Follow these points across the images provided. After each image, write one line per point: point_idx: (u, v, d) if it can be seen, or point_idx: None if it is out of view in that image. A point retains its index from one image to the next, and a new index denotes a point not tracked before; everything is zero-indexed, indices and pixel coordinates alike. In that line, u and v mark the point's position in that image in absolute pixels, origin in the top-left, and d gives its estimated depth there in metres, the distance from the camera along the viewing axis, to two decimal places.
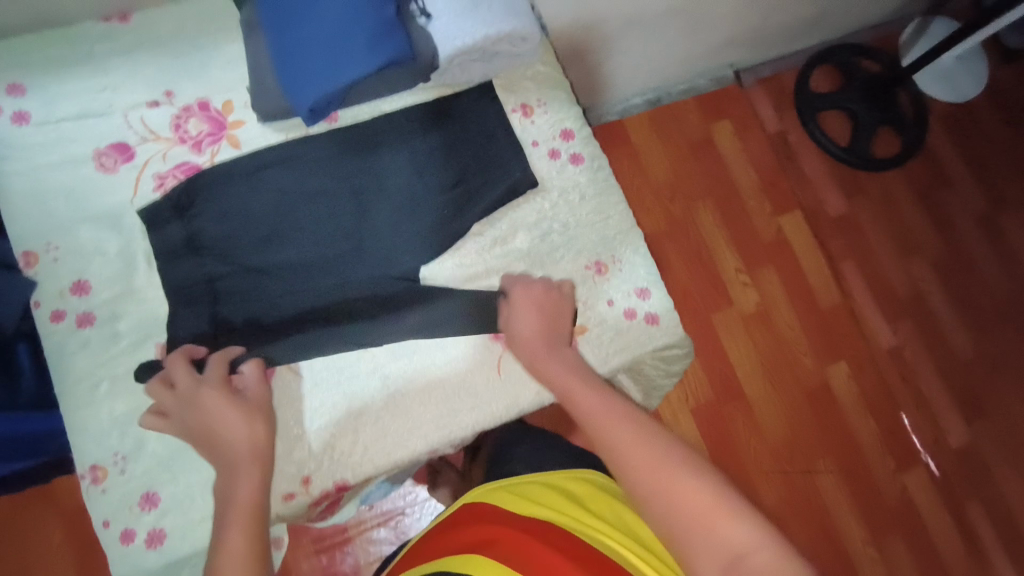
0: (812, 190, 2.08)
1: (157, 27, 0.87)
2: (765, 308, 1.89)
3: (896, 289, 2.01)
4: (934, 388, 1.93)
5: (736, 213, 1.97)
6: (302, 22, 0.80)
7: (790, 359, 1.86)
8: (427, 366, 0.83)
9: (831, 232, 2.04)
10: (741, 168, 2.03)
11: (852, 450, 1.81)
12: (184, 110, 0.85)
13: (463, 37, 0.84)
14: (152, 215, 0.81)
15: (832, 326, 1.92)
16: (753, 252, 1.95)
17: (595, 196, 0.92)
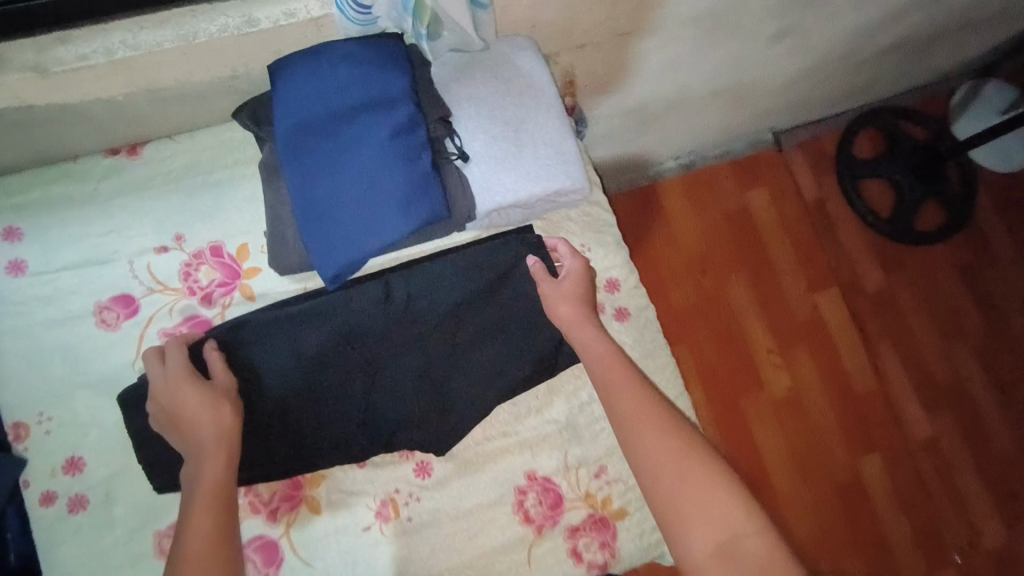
0: (847, 261, 1.84)
1: (169, 161, 0.79)
2: (798, 395, 1.72)
3: (941, 378, 1.80)
4: (977, 485, 1.74)
5: (772, 287, 1.77)
6: (330, 177, 0.73)
7: (822, 445, 1.69)
8: (452, 554, 0.77)
9: (870, 312, 1.82)
10: (777, 238, 1.81)
11: (878, 546, 1.65)
12: (195, 256, 0.78)
13: (504, 193, 0.77)
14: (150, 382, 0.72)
15: (866, 412, 1.73)
16: (786, 332, 1.75)
17: (640, 358, 0.85)
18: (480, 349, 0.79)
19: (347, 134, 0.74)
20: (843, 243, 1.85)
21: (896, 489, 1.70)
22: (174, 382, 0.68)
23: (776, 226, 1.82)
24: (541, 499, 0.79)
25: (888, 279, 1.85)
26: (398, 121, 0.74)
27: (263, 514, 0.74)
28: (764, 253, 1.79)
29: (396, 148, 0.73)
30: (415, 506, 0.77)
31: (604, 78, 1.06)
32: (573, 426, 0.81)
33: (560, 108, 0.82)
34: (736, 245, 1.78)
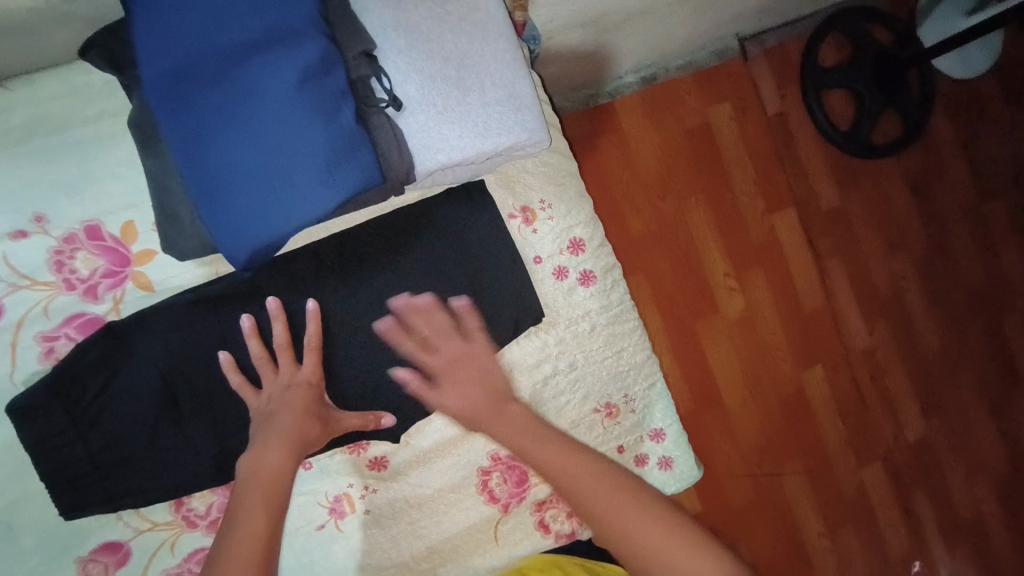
0: (806, 176, 1.48)
1: (6, 117, 0.61)
2: (753, 317, 1.42)
3: (875, 288, 1.53)
4: (896, 386, 1.54)
5: (731, 208, 1.41)
6: (227, 137, 0.58)
7: (772, 364, 1.43)
8: (412, 541, 0.72)
9: (821, 226, 1.50)
10: (738, 150, 1.42)
11: (821, 454, 1.45)
12: (67, 241, 0.63)
13: (449, 150, 0.65)
14: (26, 400, 0.59)
15: (812, 329, 1.46)
16: (742, 251, 1.42)
17: (607, 325, 0.77)
18: None
19: (244, 81, 0.58)
20: (799, 150, 1.48)
21: (845, 409, 1.47)
22: (268, 380, 0.64)
23: (737, 129, 1.43)
24: (506, 478, 0.75)
25: (843, 190, 1.51)
26: (307, 62, 0.58)
27: (201, 527, 0.66)
28: (721, 155, 1.41)
29: (308, 98, 0.58)
30: (372, 498, 0.71)
31: None
32: (536, 402, 0.75)
33: (511, 38, 0.67)
34: (696, 159, 1.39)
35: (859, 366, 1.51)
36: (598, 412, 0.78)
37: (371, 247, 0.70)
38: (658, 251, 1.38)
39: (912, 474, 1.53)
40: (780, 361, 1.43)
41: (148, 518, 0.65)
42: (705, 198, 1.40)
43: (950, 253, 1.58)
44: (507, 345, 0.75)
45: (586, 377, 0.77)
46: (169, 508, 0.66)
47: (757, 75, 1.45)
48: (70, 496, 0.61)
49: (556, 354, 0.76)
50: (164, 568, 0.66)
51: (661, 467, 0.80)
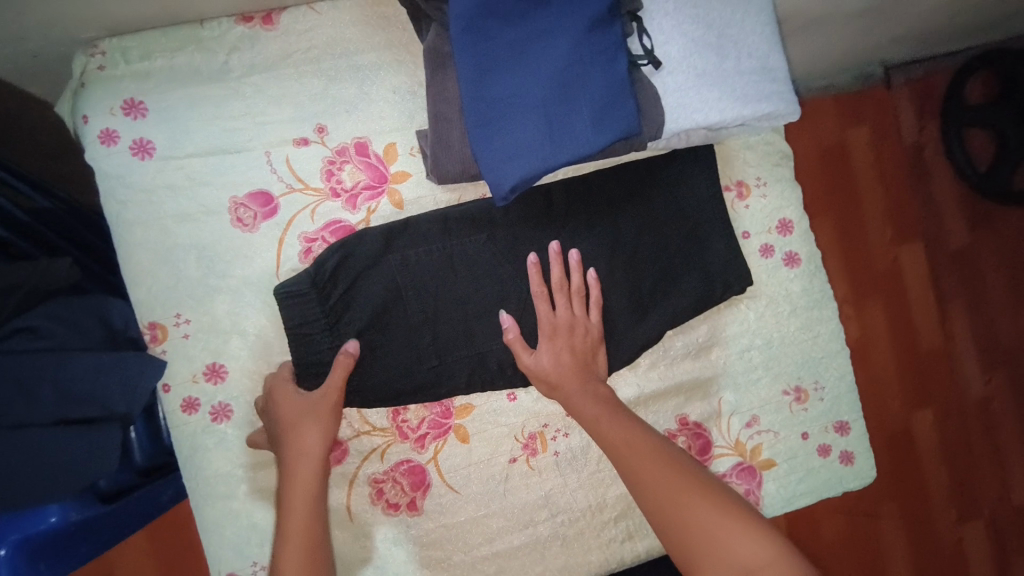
0: (936, 211, 1.37)
1: (310, 36, 0.67)
2: (865, 345, 1.31)
3: (1000, 337, 1.39)
4: (1014, 445, 1.38)
5: (856, 228, 1.31)
6: (512, 75, 0.62)
7: (880, 399, 1.31)
8: (597, 486, 0.74)
9: (948, 266, 1.38)
10: (870, 171, 1.32)
11: (919, 503, 1.31)
12: (338, 153, 0.68)
13: (706, 112, 0.66)
14: (293, 291, 0.63)
15: (929, 369, 1.33)
16: (864, 276, 1.31)
17: (806, 310, 0.77)
18: (647, 279, 0.73)
19: (538, 23, 0.62)
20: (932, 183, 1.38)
21: (954, 460, 1.33)
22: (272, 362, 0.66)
23: (875, 153, 1.33)
24: (691, 444, 0.75)
25: (976, 231, 1.40)
26: (596, 11, 0.61)
27: (411, 441, 0.69)
28: (853, 176, 1.31)
29: (592, 46, 0.62)
30: (563, 441, 0.74)
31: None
32: (728, 375, 0.76)
33: (774, 14, 0.69)
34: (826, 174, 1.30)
35: (972, 418, 1.37)
36: (786, 394, 0.77)
37: (597, 201, 0.72)
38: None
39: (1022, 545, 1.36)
40: (889, 399, 1.31)
41: (367, 421, 0.69)
42: (832, 218, 1.30)
43: None
44: (710, 312, 0.75)
45: (779, 357, 0.77)
46: (386, 415, 0.69)
47: (903, 106, 1.35)
48: (313, 380, 0.65)
49: (755, 329, 0.76)
50: (371, 472, 0.69)
51: (841, 461, 0.78)
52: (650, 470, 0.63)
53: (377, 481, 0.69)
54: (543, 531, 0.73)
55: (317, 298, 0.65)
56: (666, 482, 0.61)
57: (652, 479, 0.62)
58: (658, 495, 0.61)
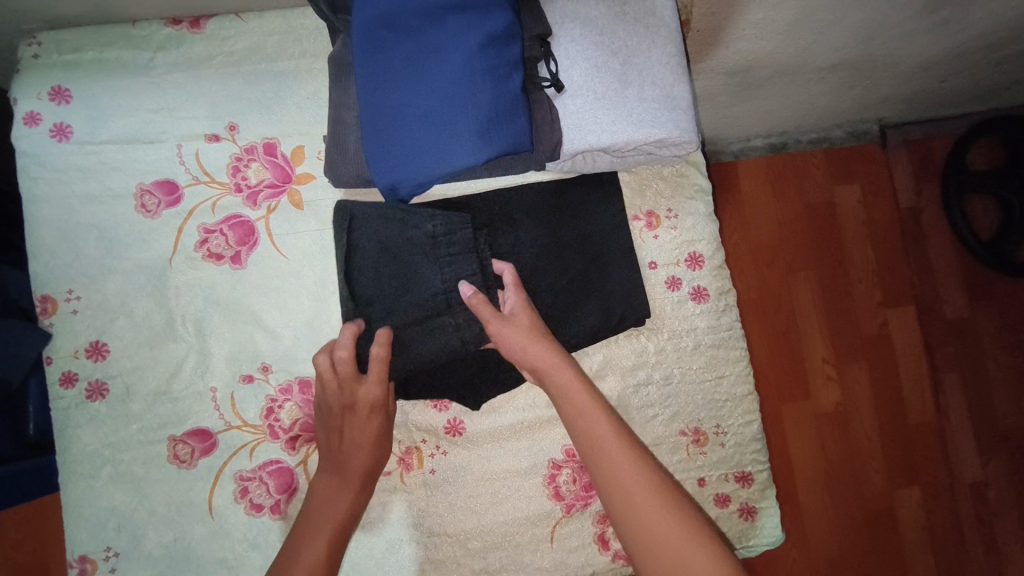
0: (931, 276, 1.29)
1: (232, 41, 0.71)
2: (848, 413, 1.22)
3: (997, 418, 1.28)
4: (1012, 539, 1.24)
5: (842, 288, 1.26)
6: (405, 83, 0.63)
7: (861, 473, 1.21)
8: (472, 511, 0.71)
9: (942, 336, 1.29)
10: (857, 230, 1.28)
11: None
12: (246, 151, 0.71)
13: (600, 134, 0.67)
14: (414, 225, 0.66)
15: (915, 445, 1.23)
16: (848, 339, 1.25)
17: (712, 348, 0.75)
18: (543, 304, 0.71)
19: (434, 35, 0.63)
20: (927, 247, 1.30)
21: (939, 546, 1.22)
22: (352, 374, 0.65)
23: (864, 214, 1.28)
24: (576, 477, 0.72)
25: (974, 300, 1.30)
26: (493, 28, 0.62)
27: (281, 440, 0.69)
28: (839, 235, 1.27)
29: (485, 61, 0.62)
30: (440, 460, 0.71)
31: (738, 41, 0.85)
32: (622, 407, 0.73)
33: (679, 45, 0.69)
34: (812, 231, 1.26)
35: (965, 504, 1.24)
36: (685, 435, 0.74)
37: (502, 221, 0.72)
38: (753, 317, 1.25)
39: None
40: (871, 473, 1.21)
41: (240, 417, 0.69)
42: (815, 276, 1.26)
43: None
44: (608, 340, 0.74)
45: (679, 395, 0.74)
46: (259, 413, 0.69)
47: (894, 165, 1.30)
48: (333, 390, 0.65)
49: (653, 362, 0.74)
50: (238, 468, 0.68)
51: (742, 515, 0.74)
52: (630, 485, 0.57)
53: (242, 479, 0.68)
54: (408, 554, 0.70)
55: (463, 244, 0.67)
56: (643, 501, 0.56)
57: (630, 498, 0.56)
58: (632, 515, 0.56)
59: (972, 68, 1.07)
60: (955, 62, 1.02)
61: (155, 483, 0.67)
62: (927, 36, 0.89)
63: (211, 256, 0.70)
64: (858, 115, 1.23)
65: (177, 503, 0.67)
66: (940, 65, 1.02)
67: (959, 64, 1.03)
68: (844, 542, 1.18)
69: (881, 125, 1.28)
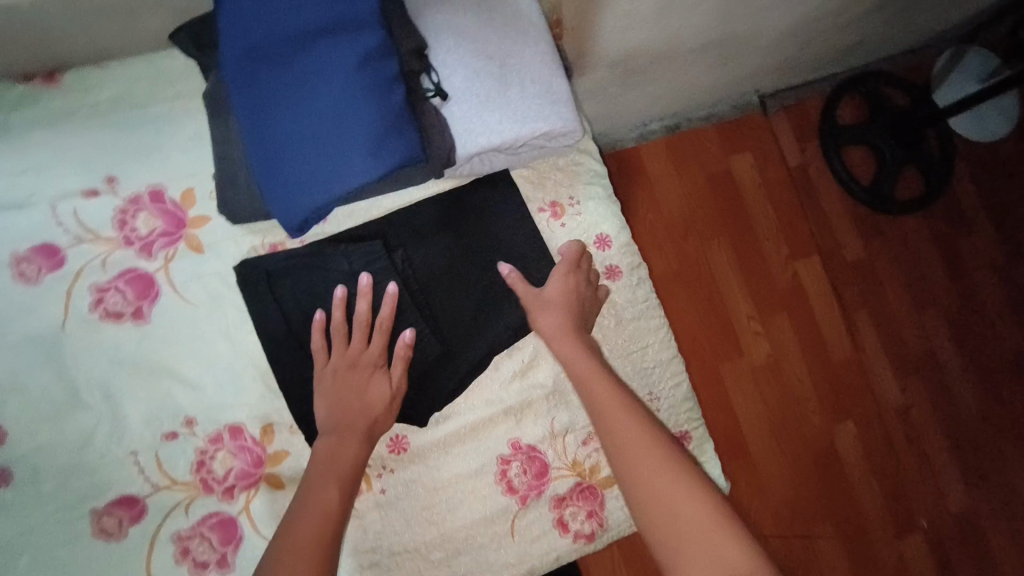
0: (828, 226, 1.41)
1: (96, 88, 0.68)
2: (778, 363, 1.31)
3: (907, 343, 1.41)
4: (940, 449, 1.38)
5: (753, 249, 1.35)
6: (286, 109, 0.63)
7: (798, 415, 1.30)
8: (430, 523, 0.70)
9: (847, 277, 1.40)
10: (756, 192, 1.37)
11: (854, 517, 1.28)
12: (132, 201, 0.68)
13: (490, 135, 0.69)
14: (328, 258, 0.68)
15: (841, 382, 1.33)
16: (767, 297, 1.34)
17: (632, 320, 0.79)
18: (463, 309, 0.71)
19: (309, 60, 0.63)
20: (821, 202, 1.42)
21: (881, 469, 1.32)
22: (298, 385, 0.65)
23: (760, 177, 1.38)
24: (526, 469, 0.73)
25: (867, 241, 1.43)
26: (367, 46, 0.63)
27: (217, 492, 0.66)
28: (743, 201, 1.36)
29: (365, 80, 0.63)
30: (389, 478, 0.70)
31: (611, 35, 0.89)
32: (559, 391, 0.75)
33: (550, 41, 0.72)
34: (717, 200, 1.35)
35: (894, 425, 1.36)
36: None
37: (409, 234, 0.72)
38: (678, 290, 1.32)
39: (963, 551, 1.33)
40: (808, 415, 1.30)
41: (169, 475, 0.65)
42: (727, 241, 1.34)
43: (980, 311, 1.44)
44: None
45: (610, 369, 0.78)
46: (190, 467, 0.66)
47: (779, 130, 1.41)
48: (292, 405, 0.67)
49: None
50: (175, 529, 0.64)
51: None
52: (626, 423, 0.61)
53: (182, 539, 0.64)
54: None
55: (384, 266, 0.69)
56: (643, 452, 0.59)
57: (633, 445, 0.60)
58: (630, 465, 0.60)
59: (824, 35, 1.19)
60: (809, 29, 1.12)
61: (82, 564, 0.63)
62: (778, 9, 0.99)
63: (110, 315, 0.66)
64: (738, 87, 1.31)
65: None
66: (796, 34, 1.13)
67: (812, 31, 1.14)
68: (796, 483, 1.26)
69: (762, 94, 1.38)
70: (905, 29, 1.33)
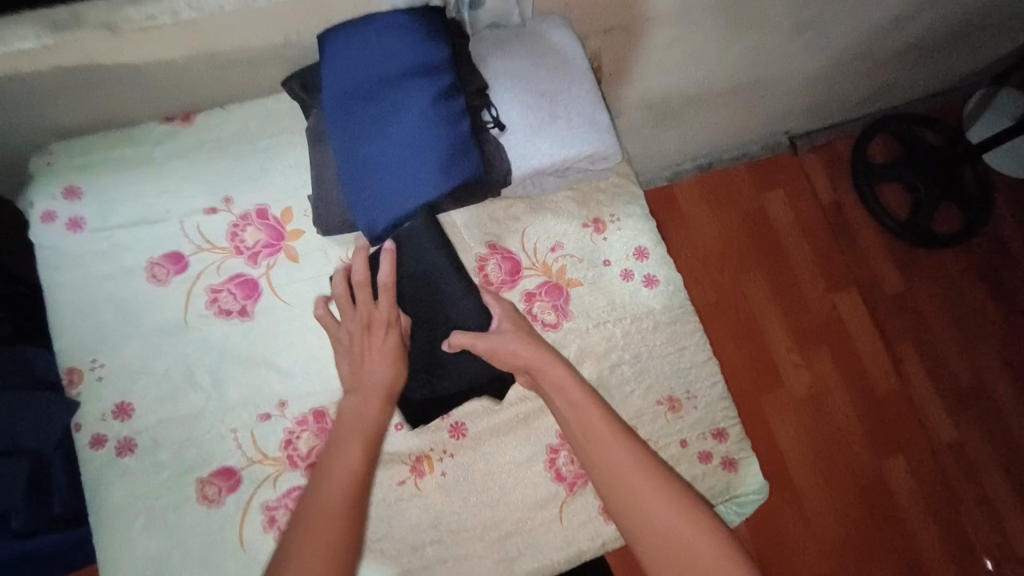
0: (866, 260, 1.47)
1: (220, 126, 0.83)
2: (821, 393, 1.34)
3: (955, 376, 1.43)
4: (998, 486, 1.37)
5: (790, 282, 1.41)
6: (372, 138, 0.75)
7: (843, 446, 1.31)
8: (484, 507, 0.77)
9: (888, 310, 1.44)
10: (791, 227, 1.45)
11: (909, 554, 1.27)
12: (242, 218, 0.81)
13: (540, 157, 0.80)
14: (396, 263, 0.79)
15: (888, 414, 1.35)
16: (806, 329, 1.38)
17: (669, 324, 0.86)
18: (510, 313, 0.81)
19: (391, 99, 0.75)
20: (857, 237, 1.48)
21: (934, 504, 1.31)
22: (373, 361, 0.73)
23: (793, 214, 1.46)
24: (573, 458, 0.79)
25: (907, 275, 1.48)
26: (440, 87, 0.75)
27: (301, 467, 0.75)
28: (777, 236, 1.43)
29: (437, 113, 0.74)
30: (449, 462, 0.78)
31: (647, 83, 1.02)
32: (602, 387, 0.82)
33: (593, 82, 0.84)
34: (752, 236, 1.43)
35: (947, 462, 1.36)
36: (661, 404, 0.83)
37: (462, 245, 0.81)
38: (717, 321, 1.37)
39: None
40: (854, 447, 1.31)
41: (261, 451, 0.75)
42: (764, 275, 1.40)
43: None
44: (579, 333, 0.84)
45: (650, 369, 0.84)
46: (279, 444, 0.75)
47: (808, 167, 1.50)
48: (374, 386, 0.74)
49: (622, 345, 0.84)
50: (264, 500, 0.73)
51: (724, 467, 0.82)
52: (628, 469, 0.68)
53: (269, 509, 0.73)
54: (431, 557, 0.75)
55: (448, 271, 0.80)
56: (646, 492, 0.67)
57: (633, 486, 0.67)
58: (633, 507, 0.67)
59: (850, 79, 1.28)
60: (834, 73, 1.22)
61: (187, 526, 0.72)
62: (801, 57, 1.10)
63: (221, 312, 0.78)
64: (767, 128, 1.41)
65: (210, 541, 0.71)
66: (820, 79, 1.23)
67: (836, 75, 1.23)
68: (845, 517, 1.26)
69: (794, 137, 1.48)
70: (928, 74, 1.41)
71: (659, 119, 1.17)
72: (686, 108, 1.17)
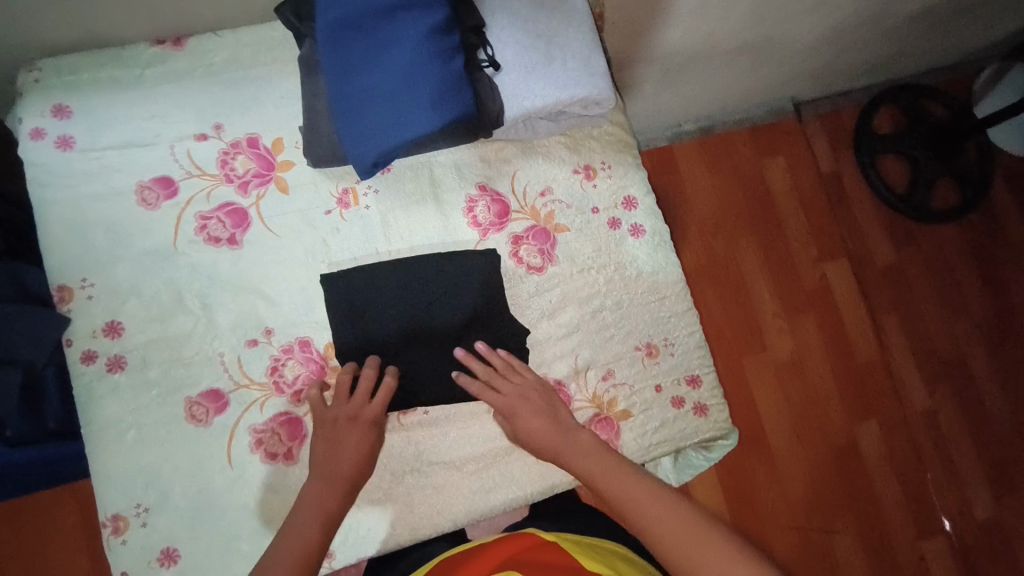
0: (859, 230, 1.47)
1: (212, 52, 0.82)
2: (803, 360, 1.37)
3: (936, 348, 1.46)
4: (965, 455, 1.41)
5: (782, 249, 1.42)
6: (363, 70, 0.75)
7: (819, 411, 1.35)
8: (463, 440, 0.80)
9: (877, 282, 1.46)
10: (787, 193, 1.44)
11: (874, 515, 1.33)
12: (233, 146, 0.81)
13: (533, 100, 0.80)
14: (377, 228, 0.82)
15: (867, 383, 1.38)
16: (795, 296, 1.40)
17: (652, 273, 0.88)
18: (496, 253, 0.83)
19: (383, 31, 0.74)
20: (854, 206, 1.48)
21: (903, 470, 1.36)
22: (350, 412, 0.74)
23: (791, 181, 1.45)
24: None
25: (900, 247, 1.48)
26: (435, 20, 0.73)
27: (286, 394, 0.77)
28: (774, 202, 1.43)
29: (431, 47, 0.73)
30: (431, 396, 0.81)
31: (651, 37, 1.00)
32: (583, 330, 0.85)
33: (591, 25, 0.82)
34: (749, 200, 1.43)
35: (920, 430, 1.41)
36: (639, 349, 0.86)
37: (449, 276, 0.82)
38: (706, 286, 1.39)
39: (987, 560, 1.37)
40: (830, 413, 1.35)
41: (247, 375, 0.77)
42: (757, 241, 1.41)
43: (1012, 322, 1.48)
44: (563, 278, 0.85)
45: (630, 316, 0.86)
46: (265, 370, 0.77)
47: (810, 133, 1.48)
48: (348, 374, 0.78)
49: (605, 291, 0.86)
50: (251, 422, 0.76)
51: (696, 412, 0.85)
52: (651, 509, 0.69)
53: (256, 431, 0.76)
54: (411, 483, 0.78)
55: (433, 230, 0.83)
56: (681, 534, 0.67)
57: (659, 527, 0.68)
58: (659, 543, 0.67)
59: (862, 44, 1.25)
60: (845, 37, 1.19)
61: (176, 441, 0.75)
62: (810, 17, 1.07)
63: (210, 239, 0.79)
64: (772, 92, 1.39)
65: (197, 457, 0.75)
66: (831, 42, 1.20)
67: (847, 40, 1.21)
68: (815, 477, 1.32)
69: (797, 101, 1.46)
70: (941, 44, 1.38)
71: (662, 75, 1.15)
72: (689, 65, 1.15)
